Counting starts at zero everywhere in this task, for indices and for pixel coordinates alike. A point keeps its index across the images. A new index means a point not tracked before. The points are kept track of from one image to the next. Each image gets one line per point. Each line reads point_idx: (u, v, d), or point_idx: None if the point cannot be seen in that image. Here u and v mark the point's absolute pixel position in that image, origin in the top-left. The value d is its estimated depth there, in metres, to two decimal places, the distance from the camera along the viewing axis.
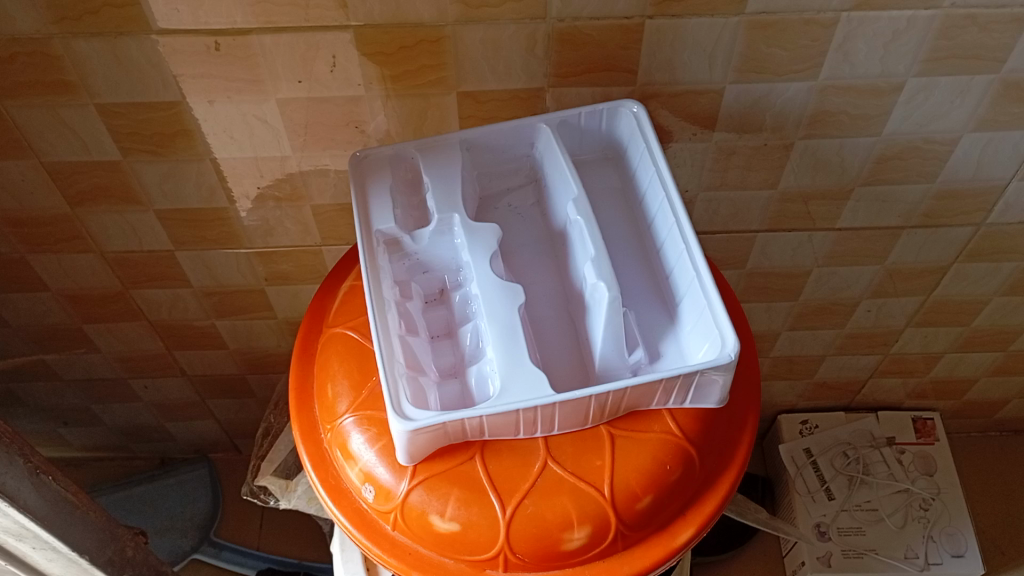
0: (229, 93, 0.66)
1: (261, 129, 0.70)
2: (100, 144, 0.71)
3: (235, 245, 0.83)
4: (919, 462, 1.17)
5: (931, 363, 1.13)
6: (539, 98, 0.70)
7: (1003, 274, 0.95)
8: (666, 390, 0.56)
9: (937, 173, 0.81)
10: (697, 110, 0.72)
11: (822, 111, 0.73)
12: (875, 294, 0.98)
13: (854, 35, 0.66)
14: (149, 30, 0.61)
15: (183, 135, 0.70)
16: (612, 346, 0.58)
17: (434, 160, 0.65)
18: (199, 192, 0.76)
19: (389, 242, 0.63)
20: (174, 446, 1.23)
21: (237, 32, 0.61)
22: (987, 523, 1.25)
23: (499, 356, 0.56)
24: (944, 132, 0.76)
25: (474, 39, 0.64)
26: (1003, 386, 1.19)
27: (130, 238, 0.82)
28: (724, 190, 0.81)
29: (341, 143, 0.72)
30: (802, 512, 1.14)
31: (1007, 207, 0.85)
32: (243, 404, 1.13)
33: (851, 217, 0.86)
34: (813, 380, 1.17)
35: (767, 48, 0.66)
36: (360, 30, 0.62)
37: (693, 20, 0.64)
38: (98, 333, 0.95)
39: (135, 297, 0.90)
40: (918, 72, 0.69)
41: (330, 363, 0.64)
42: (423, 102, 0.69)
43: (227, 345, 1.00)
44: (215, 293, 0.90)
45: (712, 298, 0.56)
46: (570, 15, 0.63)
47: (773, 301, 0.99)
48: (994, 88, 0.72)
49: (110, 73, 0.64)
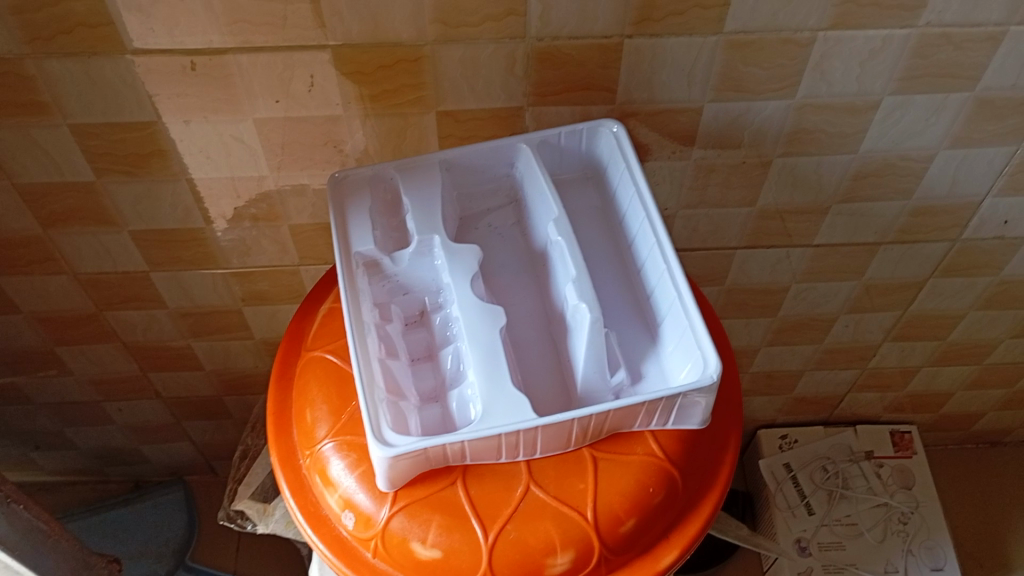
0: (205, 114, 0.65)
1: (238, 149, 0.69)
2: (74, 165, 0.69)
3: (211, 265, 0.82)
4: (897, 476, 1.18)
5: (907, 377, 1.13)
6: (519, 118, 0.69)
7: (978, 287, 0.96)
8: (649, 412, 0.56)
9: (913, 190, 0.81)
10: (677, 128, 0.72)
11: (800, 129, 0.73)
12: (852, 309, 0.99)
13: (831, 54, 0.66)
14: (124, 49, 0.60)
15: (158, 156, 0.69)
16: (594, 368, 0.58)
17: (413, 180, 0.65)
18: (174, 212, 0.75)
19: (369, 264, 0.62)
20: (148, 469, 1.21)
21: (213, 51, 0.61)
22: (966, 535, 1.26)
23: (482, 378, 0.56)
24: (920, 149, 0.76)
25: (453, 59, 0.63)
26: (979, 399, 1.20)
27: (104, 259, 0.80)
28: (704, 207, 0.81)
29: (319, 163, 0.71)
30: (783, 527, 1.15)
31: (981, 223, 0.86)
32: (219, 426, 1.12)
33: (828, 233, 0.86)
34: (793, 395, 1.18)
35: (745, 67, 0.67)
36: (339, 50, 0.62)
37: (672, 39, 0.64)
38: (71, 356, 0.93)
39: (108, 319, 0.88)
40: (894, 90, 0.70)
41: (309, 388, 0.63)
42: (401, 121, 0.68)
43: (204, 366, 0.98)
44: (191, 314, 0.89)
45: (693, 319, 0.56)
46: (549, 34, 0.62)
47: (753, 317, 0.99)
48: (969, 106, 0.72)
49: (84, 93, 0.63)
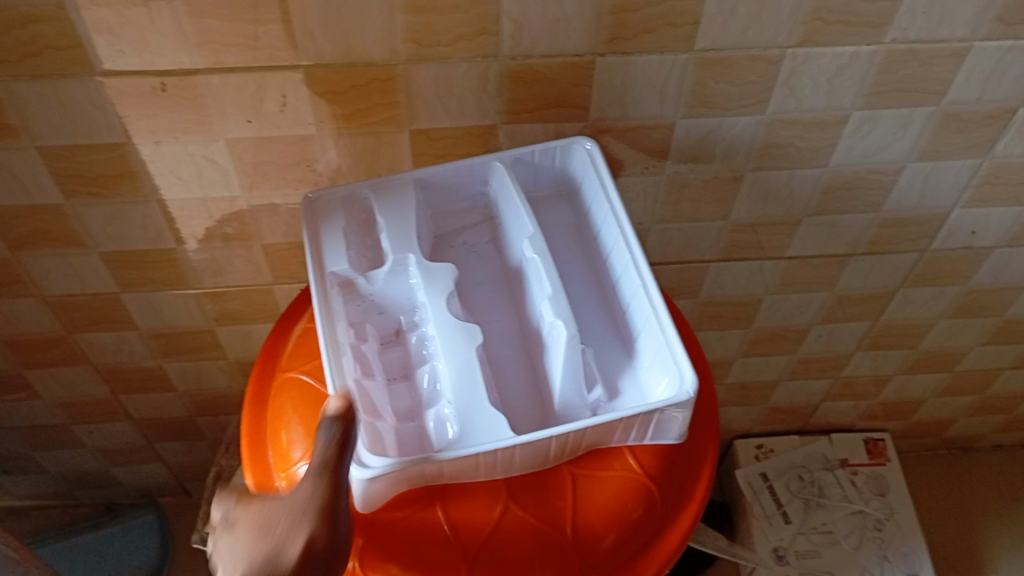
0: (176, 134, 0.65)
1: (209, 170, 0.68)
2: (42, 187, 0.68)
3: (183, 285, 0.81)
4: (872, 483, 1.20)
5: (880, 386, 1.15)
6: (492, 135, 0.70)
7: (948, 297, 0.97)
8: (626, 428, 0.56)
9: (883, 203, 0.82)
10: (650, 144, 0.72)
11: (771, 144, 0.74)
12: (825, 320, 1.00)
13: (800, 70, 0.67)
14: (93, 71, 0.59)
15: (129, 177, 0.68)
16: (571, 385, 0.58)
17: (387, 199, 0.65)
18: (145, 233, 0.74)
19: (343, 284, 0.62)
20: (121, 491, 1.19)
21: (184, 72, 0.60)
22: (940, 540, 1.27)
23: (460, 398, 0.56)
24: (888, 162, 0.78)
25: (426, 77, 0.63)
26: (951, 406, 1.21)
27: (74, 282, 0.79)
28: (678, 222, 0.82)
29: (292, 182, 0.71)
30: (760, 536, 1.15)
31: (949, 233, 0.87)
32: (192, 447, 1.11)
33: (800, 245, 0.87)
34: (768, 405, 1.18)
35: (716, 83, 0.67)
36: (311, 70, 0.61)
37: (643, 57, 0.64)
38: (40, 379, 0.92)
39: (78, 342, 0.87)
40: (862, 105, 0.71)
41: (284, 410, 0.62)
42: (374, 140, 0.68)
43: (177, 387, 0.97)
44: (163, 334, 0.88)
45: (669, 335, 0.57)
46: (522, 52, 0.63)
47: (727, 329, 1.00)
48: (935, 120, 0.73)
49: (52, 115, 0.62)
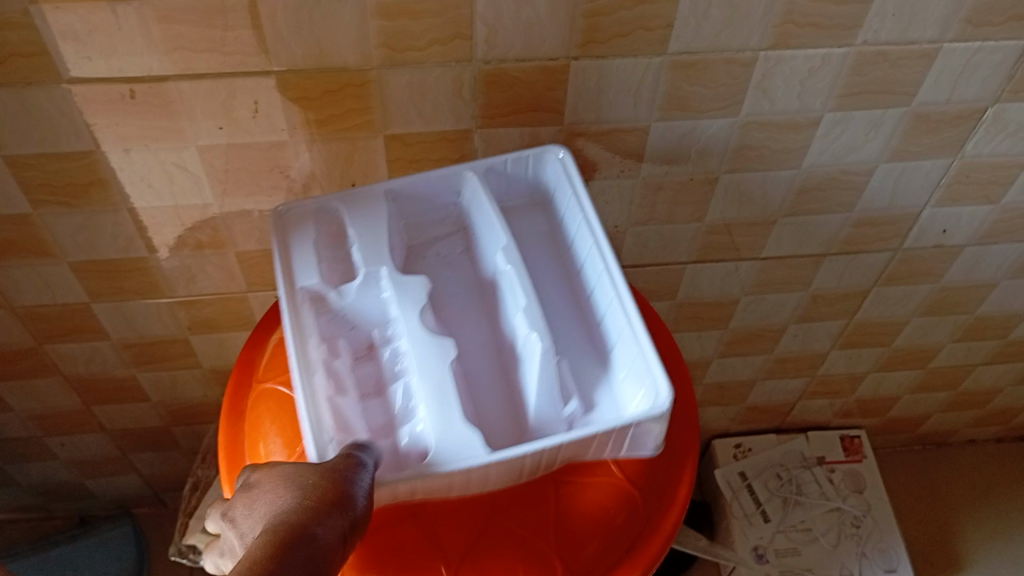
0: (146, 142, 0.64)
1: (181, 177, 0.68)
2: (8, 196, 0.67)
3: (155, 294, 0.80)
4: (849, 480, 1.21)
5: (855, 383, 1.16)
6: (467, 140, 0.69)
7: (920, 294, 0.98)
8: (602, 442, 0.56)
9: (856, 203, 0.83)
10: (625, 147, 0.73)
11: (745, 146, 0.74)
12: (800, 319, 1.00)
13: (772, 73, 0.67)
14: (60, 79, 0.58)
15: (98, 185, 0.67)
16: (545, 398, 0.57)
17: (359, 212, 0.64)
18: (116, 242, 0.73)
19: (314, 298, 0.62)
20: (95, 503, 1.17)
21: (153, 78, 0.59)
22: (917, 536, 1.28)
23: (432, 413, 0.55)
24: (860, 163, 0.78)
25: (400, 82, 0.63)
26: (925, 402, 1.23)
27: (43, 292, 0.78)
28: (654, 224, 0.82)
29: (265, 189, 0.70)
30: (740, 536, 1.15)
31: (921, 232, 0.88)
32: (167, 457, 1.09)
33: (775, 246, 0.88)
34: (745, 404, 1.19)
35: (690, 86, 0.67)
36: (283, 76, 0.61)
37: (617, 60, 0.64)
38: (10, 391, 0.90)
39: (48, 353, 0.86)
40: (834, 107, 0.71)
41: (261, 421, 0.62)
42: (348, 145, 0.67)
43: (150, 396, 0.96)
44: (136, 344, 0.87)
45: (644, 346, 0.56)
46: (496, 57, 0.62)
47: (704, 329, 1.00)
48: (906, 121, 0.74)
49: (18, 124, 0.61)
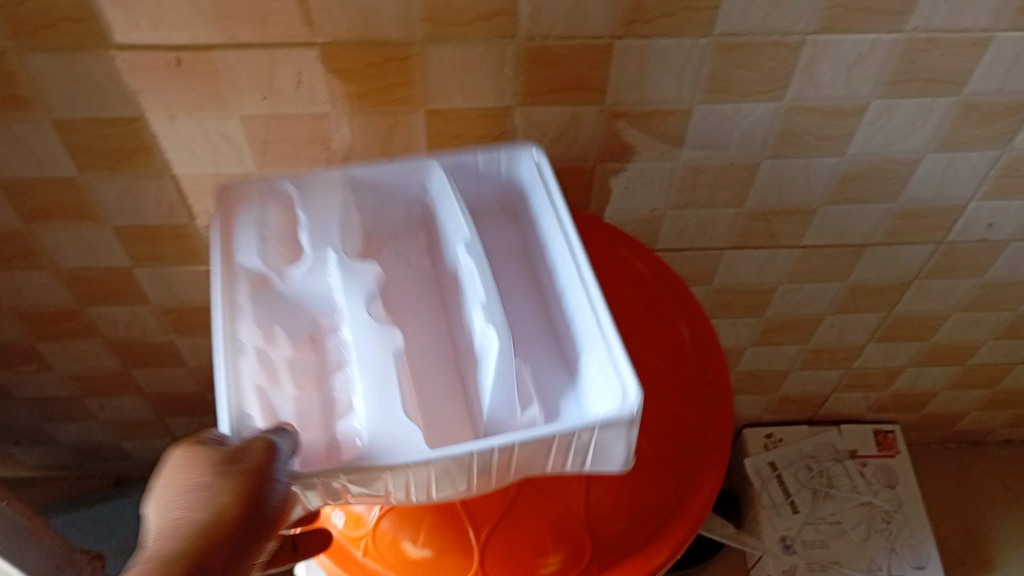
0: (191, 110, 0.65)
1: (223, 146, 0.68)
2: (56, 160, 0.69)
3: (196, 261, 0.82)
4: (881, 474, 1.19)
5: (891, 377, 1.14)
6: (507, 117, 0.69)
7: (962, 289, 0.96)
8: (558, 450, 0.51)
9: (899, 193, 0.82)
10: (666, 130, 0.72)
11: (788, 132, 0.73)
12: (838, 310, 0.99)
13: (819, 57, 0.66)
14: (108, 44, 0.59)
15: (142, 151, 0.68)
16: (501, 399, 0.56)
17: (313, 197, 0.64)
18: (158, 208, 0.75)
19: (255, 280, 0.62)
20: (132, 464, 1.20)
21: (199, 47, 0.60)
22: (947, 533, 1.27)
23: (372, 406, 0.53)
24: (906, 152, 0.77)
25: (442, 57, 0.63)
26: (962, 400, 1.21)
27: (87, 255, 0.79)
28: (692, 208, 0.81)
29: (306, 161, 0.71)
30: (768, 525, 1.15)
31: (966, 225, 0.87)
32: (202, 423, 1.11)
33: (815, 234, 0.86)
34: (778, 395, 1.18)
35: (735, 69, 0.67)
36: (327, 47, 0.61)
37: (662, 41, 0.64)
38: (52, 351, 0.92)
39: (90, 315, 0.88)
40: (881, 94, 0.70)
41: None
42: (389, 119, 0.68)
43: (188, 362, 0.98)
44: (175, 310, 0.88)
45: (612, 348, 0.54)
46: (539, 34, 0.62)
47: (739, 317, 1.00)
48: (954, 111, 0.73)
49: (67, 88, 0.62)
